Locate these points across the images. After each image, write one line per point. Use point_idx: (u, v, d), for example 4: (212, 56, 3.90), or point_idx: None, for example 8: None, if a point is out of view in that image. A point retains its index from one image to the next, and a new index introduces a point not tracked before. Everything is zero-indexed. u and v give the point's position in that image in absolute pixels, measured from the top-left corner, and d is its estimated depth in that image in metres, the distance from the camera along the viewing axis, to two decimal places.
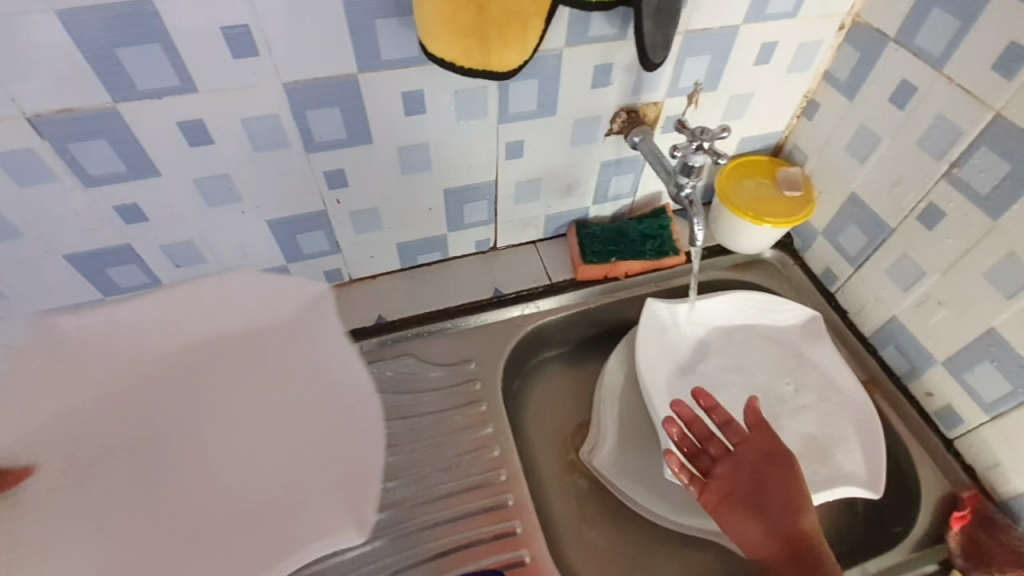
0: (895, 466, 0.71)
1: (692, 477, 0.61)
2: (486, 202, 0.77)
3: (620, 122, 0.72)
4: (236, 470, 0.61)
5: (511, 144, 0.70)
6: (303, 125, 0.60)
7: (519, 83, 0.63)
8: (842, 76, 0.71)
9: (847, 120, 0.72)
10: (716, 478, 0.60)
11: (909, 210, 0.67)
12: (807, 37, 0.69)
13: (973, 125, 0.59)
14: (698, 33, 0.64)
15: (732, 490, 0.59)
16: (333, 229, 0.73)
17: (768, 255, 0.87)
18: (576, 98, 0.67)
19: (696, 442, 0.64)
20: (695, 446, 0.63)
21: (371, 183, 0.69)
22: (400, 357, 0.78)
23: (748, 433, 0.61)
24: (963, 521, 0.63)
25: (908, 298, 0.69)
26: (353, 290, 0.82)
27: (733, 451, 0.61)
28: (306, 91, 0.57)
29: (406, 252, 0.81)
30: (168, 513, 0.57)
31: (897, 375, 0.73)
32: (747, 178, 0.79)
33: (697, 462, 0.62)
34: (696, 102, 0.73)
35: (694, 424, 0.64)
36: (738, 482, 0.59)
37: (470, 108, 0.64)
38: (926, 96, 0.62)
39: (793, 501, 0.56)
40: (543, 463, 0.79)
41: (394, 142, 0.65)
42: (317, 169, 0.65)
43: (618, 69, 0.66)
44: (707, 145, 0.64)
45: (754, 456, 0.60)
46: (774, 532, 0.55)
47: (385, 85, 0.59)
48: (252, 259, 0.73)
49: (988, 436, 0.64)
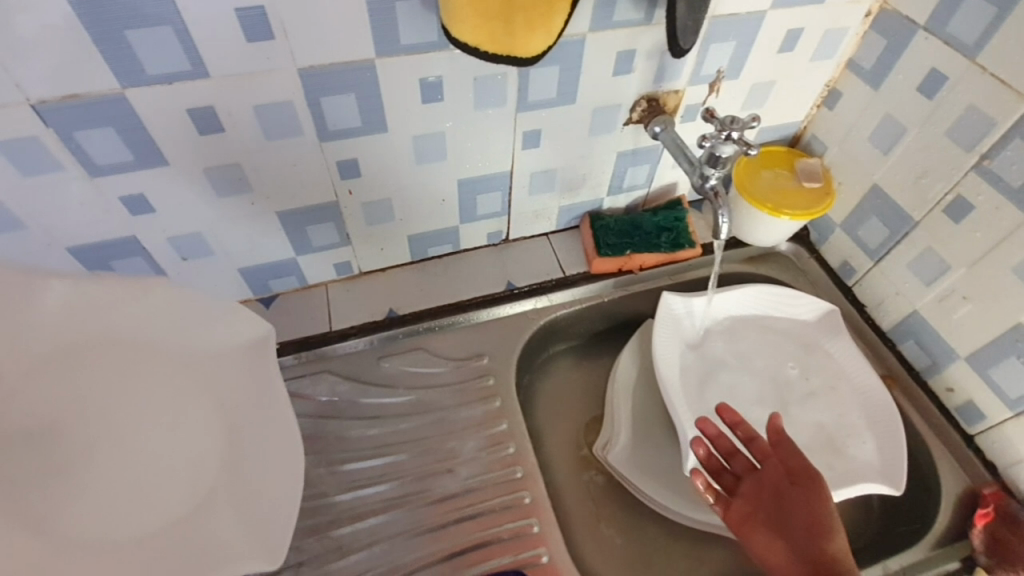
0: (915, 462, 0.70)
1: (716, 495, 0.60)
2: (500, 193, 0.76)
3: (640, 110, 0.70)
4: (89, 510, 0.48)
5: (529, 134, 0.68)
6: (317, 112, 0.57)
7: (539, 70, 0.61)
8: (866, 65, 0.70)
9: (871, 110, 0.70)
10: (740, 497, 0.59)
11: (935, 203, 0.66)
12: (833, 24, 0.67)
13: (1007, 117, 0.57)
14: (725, 19, 0.62)
15: (755, 510, 0.57)
16: (344, 221, 0.71)
17: (783, 248, 0.86)
18: (596, 86, 0.65)
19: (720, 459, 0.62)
20: (719, 463, 0.62)
21: (384, 173, 0.67)
22: (412, 351, 0.77)
23: (773, 450, 0.60)
24: (986, 519, 0.64)
25: (930, 292, 0.68)
26: (363, 283, 0.80)
27: (757, 469, 0.60)
28: (321, 77, 0.54)
29: (417, 244, 0.79)
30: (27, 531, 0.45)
31: (916, 370, 0.73)
32: (766, 169, 0.78)
33: (721, 481, 0.61)
34: (717, 90, 0.71)
35: (718, 441, 0.62)
36: (762, 501, 0.57)
37: (489, 96, 0.62)
38: (957, 85, 0.61)
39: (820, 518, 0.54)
40: (556, 459, 0.78)
41: (409, 130, 0.63)
42: (329, 158, 0.63)
43: (641, 55, 0.64)
44: (736, 135, 0.62)
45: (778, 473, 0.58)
46: (798, 553, 0.52)
47: (403, 71, 0.56)
48: (262, 251, 0.71)
49: (1011, 431, 0.64)
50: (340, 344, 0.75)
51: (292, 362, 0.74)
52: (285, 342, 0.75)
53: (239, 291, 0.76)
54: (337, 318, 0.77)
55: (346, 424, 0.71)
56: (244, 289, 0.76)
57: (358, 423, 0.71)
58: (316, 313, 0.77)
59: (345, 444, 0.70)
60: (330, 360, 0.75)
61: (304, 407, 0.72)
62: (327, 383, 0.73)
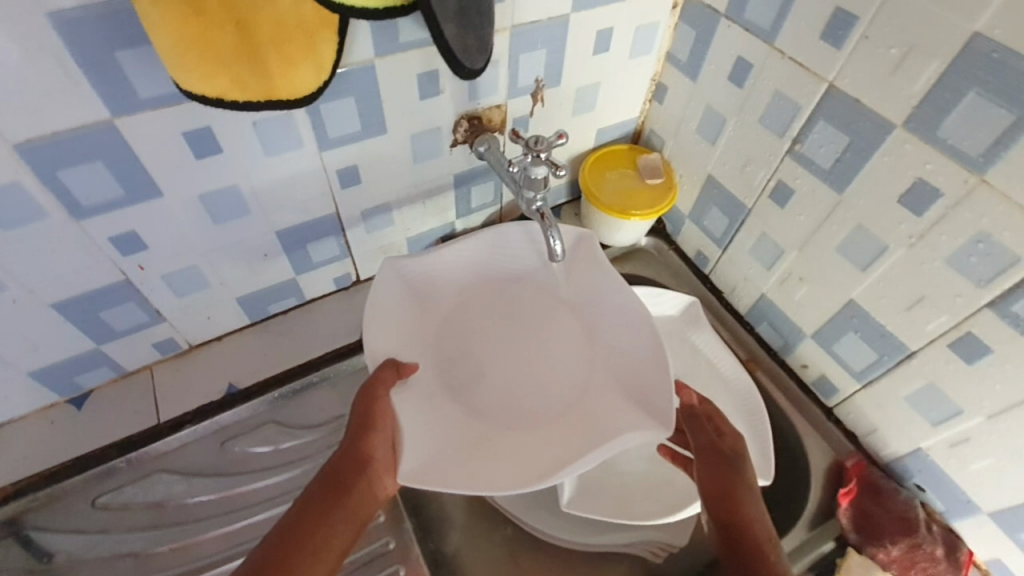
0: (784, 441, 0.72)
1: (721, 482, 0.50)
2: (333, 236, 0.69)
3: (463, 130, 0.66)
4: (538, 392, 0.59)
5: (343, 171, 0.62)
6: (59, 190, 0.48)
7: (329, 104, 0.54)
8: (682, 58, 0.69)
9: (694, 101, 0.70)
10: (723, 461, 0.51)
11: (761, 189, 0.65)
12: (642, 20, 0.65)
13: (809, 99, 0.56)
14: (526, 28, 0.59)
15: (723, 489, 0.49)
16: (146, 298, 0.61)
17: (644, 244, 0.85)
18: (405, 111, 0.59)
19: (710, 435, 0.54)
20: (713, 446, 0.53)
21: (177, 240, 0.58)
22: (261, 427, 0.69)
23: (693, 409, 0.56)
24: (850, 496, 0.64)
25: (772, 275, 0.69)
26: (196, 358, 0.71)
27: (715, 437, 0.54)
28: (46, 150, 0.45)
29: (252, 305, 0.71)
30: (505, 415, 0.58)
31: (774, 350, 0.74)
32: (609, 170, 0.77)
33: (727, 459, 0.51)
34: (542, 100, 0.68)
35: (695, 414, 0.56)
36: (719, 480, 0.50)
37: (278, 139, 0.55)
38: (761, 73, 0.60)
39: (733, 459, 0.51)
40: (447, 500, 0.69)
41: (191, 190, 0.54)
42: (95, 237, 0.53)
43: (444, 75, 0.59)
44: (545, 155, 0.59)
45: (710, 434, 0.54)
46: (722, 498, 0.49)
47: (154, 128, 0.48)
48: (48, 350, 0.59)
49: (862, 403, 0.65)
50: (174, 437, 0.66)
51: (120, 467, 0.64)
52: (106, 445, 0.64)
53: (36, 397, 0.64)
54: (165, 405, 0.67)
55: (200, 528, 0.63)
56: (44, 393, 0.64)
57: (211, 523, 0.63)
58: (140, 405, 0.67)
59: (193, 553, 0.61)
60: (163, 457, 0.66)
61: (141, 516, 0.62)
62: (163, 485, 0.64)
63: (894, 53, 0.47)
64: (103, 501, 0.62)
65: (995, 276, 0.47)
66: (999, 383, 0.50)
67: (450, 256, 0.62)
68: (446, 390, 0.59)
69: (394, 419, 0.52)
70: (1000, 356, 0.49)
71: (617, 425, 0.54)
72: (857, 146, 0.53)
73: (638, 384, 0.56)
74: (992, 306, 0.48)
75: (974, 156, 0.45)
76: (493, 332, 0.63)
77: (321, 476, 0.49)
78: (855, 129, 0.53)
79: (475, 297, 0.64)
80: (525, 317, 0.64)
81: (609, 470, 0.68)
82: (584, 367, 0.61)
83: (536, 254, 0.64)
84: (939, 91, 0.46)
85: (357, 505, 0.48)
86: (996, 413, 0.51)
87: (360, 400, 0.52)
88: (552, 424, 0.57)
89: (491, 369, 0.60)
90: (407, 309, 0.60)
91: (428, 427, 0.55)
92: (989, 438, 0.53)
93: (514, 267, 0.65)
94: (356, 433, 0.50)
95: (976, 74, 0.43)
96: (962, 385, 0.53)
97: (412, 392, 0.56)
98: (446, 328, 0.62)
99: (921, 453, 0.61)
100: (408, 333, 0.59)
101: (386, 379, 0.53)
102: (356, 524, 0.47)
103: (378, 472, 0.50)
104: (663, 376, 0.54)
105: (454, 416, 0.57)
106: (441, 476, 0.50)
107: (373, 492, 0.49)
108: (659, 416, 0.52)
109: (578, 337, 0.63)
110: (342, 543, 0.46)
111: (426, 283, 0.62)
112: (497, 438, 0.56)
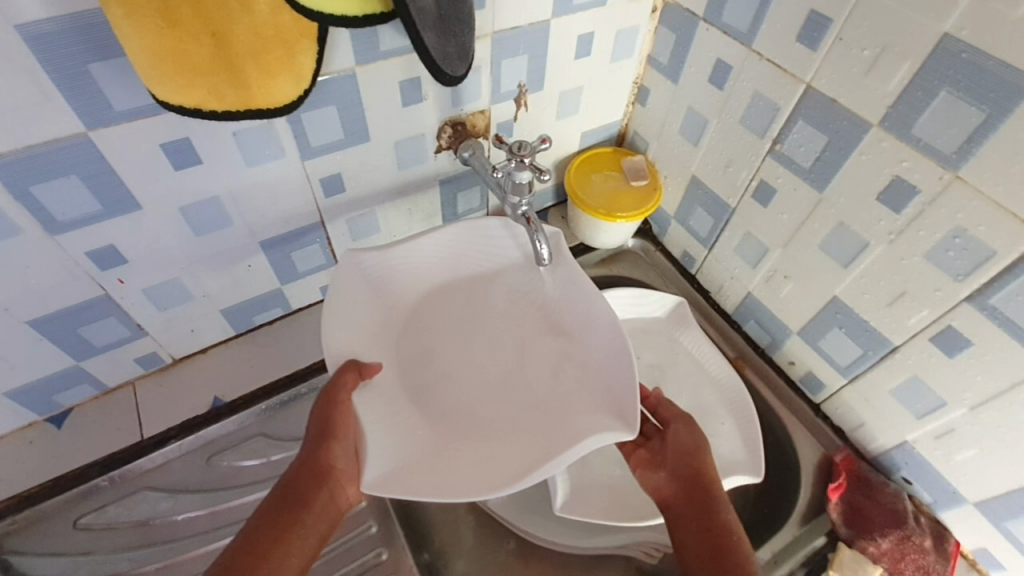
0: (776, 438, 0.72)
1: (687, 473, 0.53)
2: (318, 245, 0.68)
3: (447, 136, 0.66)
4: (502, 397, 0.59)
5: (327, 180, 0.61)
6: (32, 205, 0.47)
7: (310, 112, 0.54)
8: (663, 60, 0.69)
9: (675, 103, 0.70)
10: (687, 454, 0.54)
11: (744, 189, 0.66)
12: (623, 24, 0.66)
13: (788, 99, 0.56)
14: (507, 34, 0.59)
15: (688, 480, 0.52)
16: (127, 312, 0.60)
17: (631, 245, 0.86)
18: (387, 119, 0.59)
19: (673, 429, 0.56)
20: (680, 441, 0.55)
21: (157, 253, 0.57)
22: (248, 440, 0.67)
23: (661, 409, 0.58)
24: (840, 490, 0.65)
25: (758, 274, 0.70)
26: (180, 372, 0.70)
27: (674, 433, 0.56)
28: (17, 164, 0.44)
29: (237, 316, 0.70)
30: (470, 419, 0.57)
31: (761, 348, 0.75)
32: (595, 173, 0.77)
33: (691, 451, 0.54)
34: (526, 104, 0.68)
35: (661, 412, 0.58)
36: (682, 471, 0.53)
37: (260, 148, 0.54)
38: (741, 74, 0.60)
39: (694, 452, 0.54)
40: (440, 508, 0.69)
41: (170, 202, 0.53)
42: (72, 252, 0.52)
43: (426, 82, 0.58)
44: (528, 160, 0.59)
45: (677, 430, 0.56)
46: (684, 486, 0.52)
47: (131, 139, 0.47)
48: (25, 369, 0.58)
49: (848, 397, 0.65)
50: (158, 453, 0.64)
51: (103, 486, 0.62)
52: (88, 465, 0.63)
53: (13, 418, 0.62)
54: (150, 420, 0.66)
55: (187, 545, 0.61)
56: (22, 413, 0.62)
57: (197, 540, 0.62)
58: (124, 421, 0.66)
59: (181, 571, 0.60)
60: (148, 473, 0.64)
61: (129, 536, 0.61)
62: (147, 503, 0.63)
63: (868, 54, 0.48)
64: (86, 521, 0.61)
65: (972, 270, 0.48)
66: (979, 374, 0.51)
67: (420, 253, 0.62)
68: (412, 394, 0.57)
69: (358, 426, 0.51)
70: (980, 349, 0.50)
71: (582, 423, 0.53)
72: (835, 145, 0.54)
73: (604, 384, 0.55)
74: (971, 300, 0.49)
75: (948, 153, 0.46)
76: (459, 335, 0.62)
77: (281, 489, 0.49)
78: (832, 129, 0.54)
79: (442, 299, 0.64)
80: (491, 318, 0.64)
81: (600, 472, 0.68)
82: (554, 369, 0.60)
83: (520, 257, 0.64)
84: (912, 90, 0.46)
85: (317, 517, 0.49)
86: (978, 404, 0.52)
87: (319, 406, 0.51)
88: (518, 426, 0.56)
89: (458, 374, 0.60)
90: (374, 313, 0.59)
91: (396, 432, 0.53)
92: (972, 430, 0.54)
93: (480, 267, 0.65)
94: (315, 443, 0.50)
95: (949, 74, 0.44)
96: (945, 377, 0.54)
97: (386, 397, 0.55)
98: (414, 330, 0.61)
99: (908, 447, 0.62)
100: (380, 334, 0.59)
101: (347, 383, 0.52)
102: (316, 537, 0.48)
103: (340, 482, 0.50)
104: (631, 377, 0.52)
105: (422, 421, 0.56)
106: (408, 481, 0.49)
107: (334, 503, 0.50)
108: (624, 415, 0.51)
109: (546, 337, 0.62)
110: (299, 560, 0.46)
111: (393, 286, 0.61)
112: (464, 442, 0.55)
